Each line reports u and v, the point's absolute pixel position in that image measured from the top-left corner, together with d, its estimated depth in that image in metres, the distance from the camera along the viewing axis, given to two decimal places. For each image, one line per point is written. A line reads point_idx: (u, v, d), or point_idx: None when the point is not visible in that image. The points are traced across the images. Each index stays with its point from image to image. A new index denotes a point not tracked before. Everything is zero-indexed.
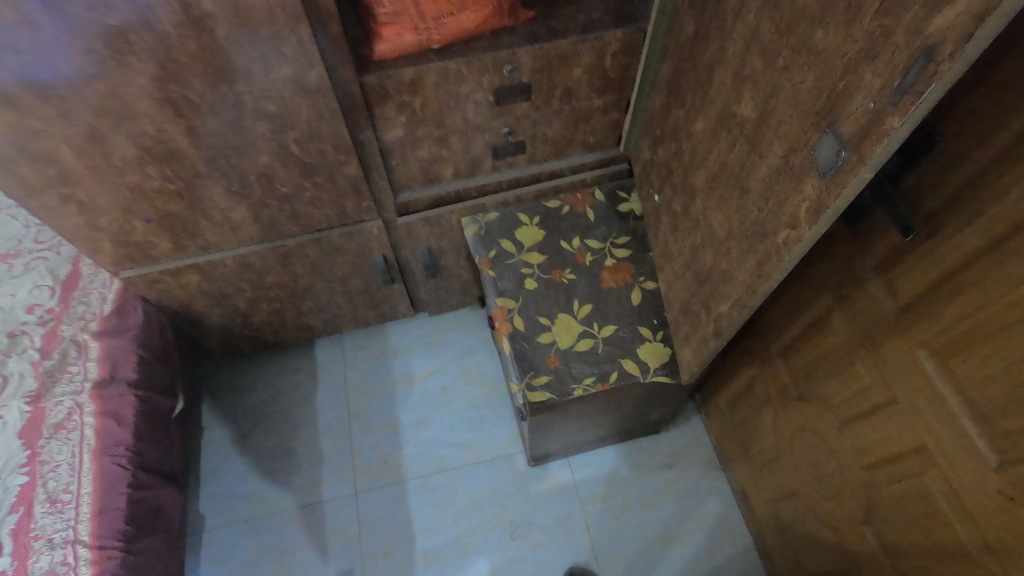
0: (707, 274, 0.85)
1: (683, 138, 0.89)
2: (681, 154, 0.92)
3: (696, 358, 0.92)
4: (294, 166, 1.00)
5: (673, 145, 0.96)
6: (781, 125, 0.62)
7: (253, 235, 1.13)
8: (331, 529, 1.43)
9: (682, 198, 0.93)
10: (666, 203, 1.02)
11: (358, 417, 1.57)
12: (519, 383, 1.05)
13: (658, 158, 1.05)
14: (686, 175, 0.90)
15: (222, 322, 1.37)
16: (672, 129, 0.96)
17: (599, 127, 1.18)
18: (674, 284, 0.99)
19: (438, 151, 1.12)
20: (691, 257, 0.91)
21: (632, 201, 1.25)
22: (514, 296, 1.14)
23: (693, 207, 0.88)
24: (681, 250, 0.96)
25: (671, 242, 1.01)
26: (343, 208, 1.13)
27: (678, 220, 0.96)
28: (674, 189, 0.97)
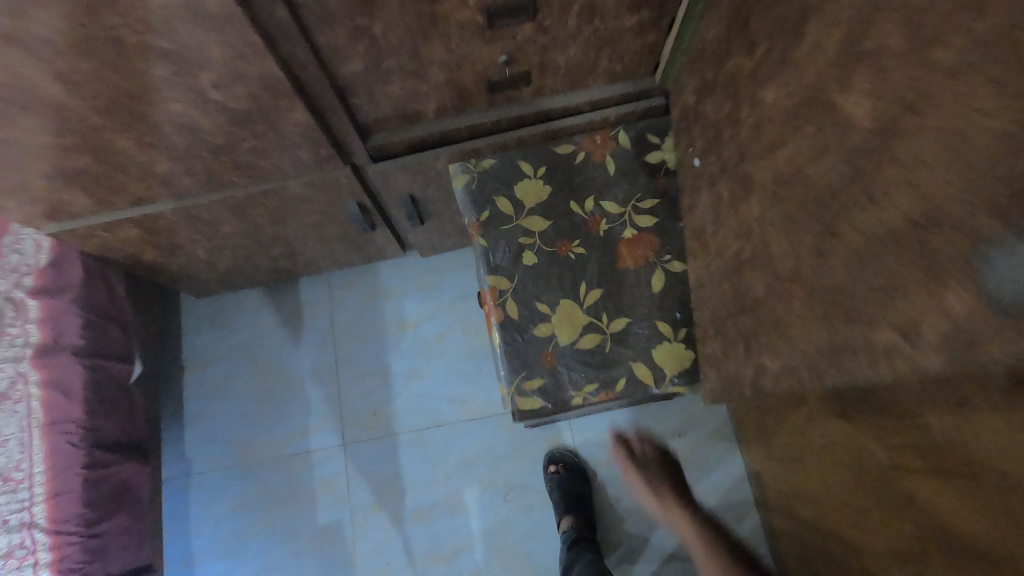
0: (779, 312, 0.67)
1: (753, 114, 0.64)
2: (747, 130, 0.67)
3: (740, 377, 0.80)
4: (220, 114, 0.77)
5: (738, 108, 0.69)
6: (949, 198, 0.42)
7: (191, 188, 0.92)
8: (318, 480, 1.39)
9: (742, 189, 0.70)
10: (716, 179, 0.77)
11: (346, 364, 1.47)
12: (510, 387, 0.89)
13: (709, 113, 0.78)
14: (753, 165, 0.67)
15: (184, 268, 1.21)
16: (737, 87, 0.69)
17: (631, 52, 0.87)
18: (722, 291, 0.79)
19: (414, 87, 0.85)
20: (757, 282, 0.70)
21: (666, 149, 0.98)
22: (510, 275, 0.94)
23: (763, 215, 0.66)
24: (734, 256, 0.74)
25: (716, 235, 0.78)
26: (297, 158, 0.90)
27: (736, 210, 0.72)
28: (728, 172, 0.72)
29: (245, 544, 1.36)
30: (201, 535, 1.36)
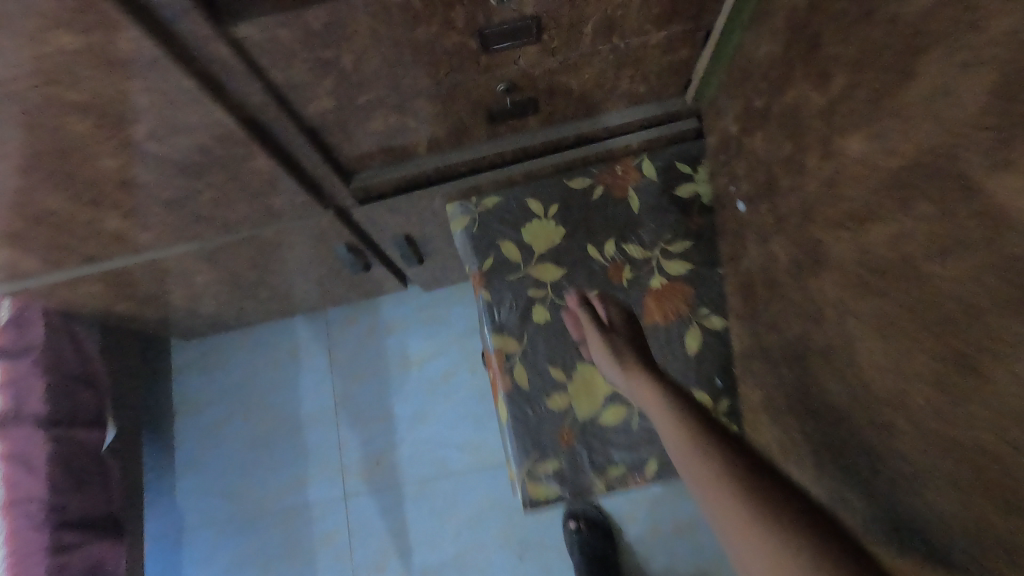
0: (853, 417, 0.53)
1: (843, 178, 0.52)
2: (827, 199, 0.54)
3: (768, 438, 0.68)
4: (167, 167, 0.64)
5: (816, 157, 0.55)
6: None
7: (151, 243, 0.81)
8: (318, 536, 1.28)
9: (815, 264, 0.56)
10: (772, 238, 0.63)
11: (345, 407, 1.35)
12: (519, 471, 0.76)
13: (762, 151, 0.64)
14: (834, 244, 0.54)
15: (162, 314, 1.11)
16: (814, 132, 0.55)
17: (657, 71, 0.73)
18: (778, 374, 0.64)
19: (399, 122, 0.72)
20: (819, 371, 0.57)
21: (699, 180, 0.83)
22: (518, 335, 0.81)
23: (849, 301, 0.52)
24: (796, 338, 0.60)
25: (772, 305, 0.64)
26: (269, 206, 0.78)
27: (805, 281, 0.58)
28: (795, 239, 0.59)
29: None
30: None
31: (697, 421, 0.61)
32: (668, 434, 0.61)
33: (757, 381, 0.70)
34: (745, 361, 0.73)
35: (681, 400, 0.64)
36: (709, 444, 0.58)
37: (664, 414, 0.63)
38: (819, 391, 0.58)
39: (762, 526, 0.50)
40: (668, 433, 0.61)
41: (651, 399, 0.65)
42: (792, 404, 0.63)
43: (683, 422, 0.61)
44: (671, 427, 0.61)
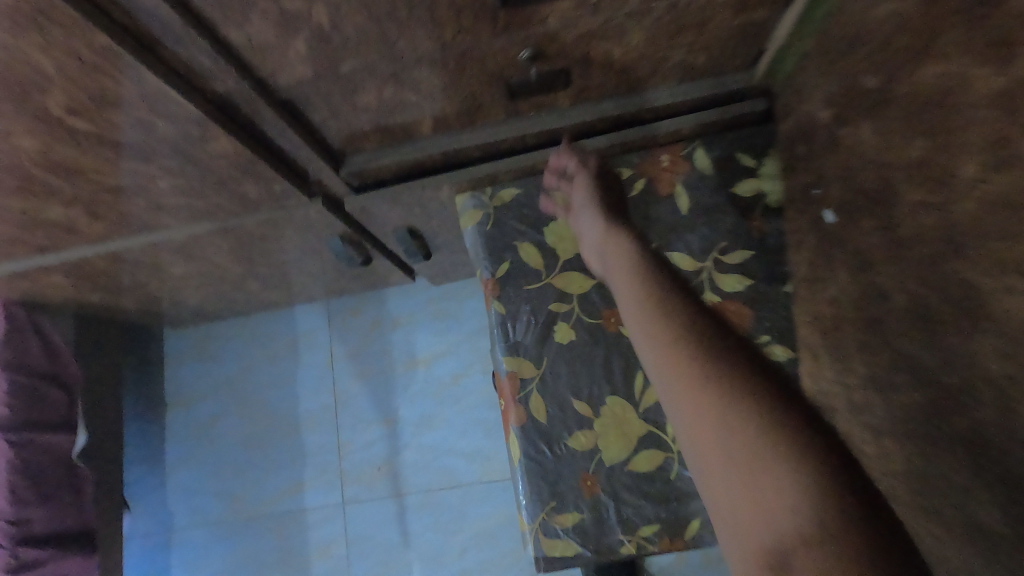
0: (997, 530, 0.39)
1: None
2: (1001, 236, 0.36)
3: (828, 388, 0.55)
4: (105, 149, 0.52)
5: (966, 163, 0.38)
6: None
7: (109, 234, 0.69)
8: (314, 545, 1.19)
9: (956, 313, 0.40)
10: (878, 266, 0.46)
11: (346, 406, 1.24)
12: (532, 522, 0.64)
13: (869, 147, 0.47)
14: (1004, 297, 0.36)
15: (142, 304, 1.00)
16: (976, 124, 0.38)
17: (724, 38, 0.57)
18: (878, 443, 0.49)
19: (396, 97, 0.58)
20: (952, 459, 0.42)
21: (766, 175, 0.67)
22: (536, 358, 0.67)
23: (1016, 375, 0.36)
24: (915, 407, 0.44)
25: (873, 357, 0.48)
26: (243, 195, 0.66)
27: (936, 336, 0.42)
28: (922, 274, 0.42)
29: None
30: None
31: (660, 281, 0.50)
32: (627, 294, 0.51)
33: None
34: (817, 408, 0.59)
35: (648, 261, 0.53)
36: (673, 304, 0.47)
37: (627, 277, 0.53)
38: (936, 474, 0.43)
39: (719, 387, 0.41)
40: (625, 295, 0.51)
41: (618, 262, 0.55)
42: (890, 478, 0.49)
43: (646, 283, 0.50)
44: (632, 288, 0.51)
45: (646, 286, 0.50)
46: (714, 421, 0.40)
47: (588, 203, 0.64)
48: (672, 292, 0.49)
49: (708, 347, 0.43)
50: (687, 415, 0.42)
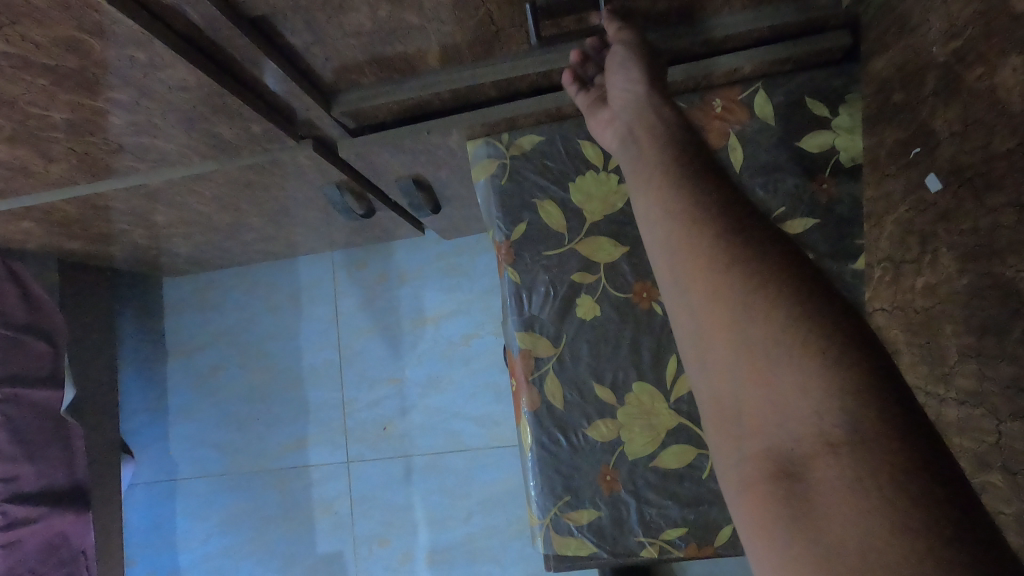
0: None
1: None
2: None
3: (921, 366, 0.44)
4: (35, 74, 0.42)
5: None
6: None
7: (69, 176, 0.60)
8: (317, 502, 1.17)
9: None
10: (1009, 255, 0.35)
11: (351, 363, 1.19)
12: (543, 517, 0.57)
13: (1013, 100, 0.35)
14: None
15: (128, 252, 0.93)
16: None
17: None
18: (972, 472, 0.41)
19: (394, 21, 0.47)
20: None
21: (841, 130, 0.56)
22: (555, 335, 0.59)
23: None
24: None
25: (984, 369, 0.38)
26: (217, 135, 0.56)
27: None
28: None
29: (236, 566, 1.17)
30: (189, 550, 1.19)
31: (683, 158, 0.42)
32: (646, 175, 0.43)
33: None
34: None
35: (674, 136, 0.44)
36: (694, 182, 0.40)
37: (647, 153, 0.44)
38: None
39: (745, 273, 0.35)
40: (643, 174, 0.43)
41: (638, 140, 0.46)
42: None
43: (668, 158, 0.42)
44: (651, 166, 0.43)
45: (667, 164, 0.42)
46: (731, 315, 0.35)
47: (622, 60, 0.49)
48: (696, 169, 0.41)
49: (733, 231, 0.36)
50: (699, 305, 0.36)
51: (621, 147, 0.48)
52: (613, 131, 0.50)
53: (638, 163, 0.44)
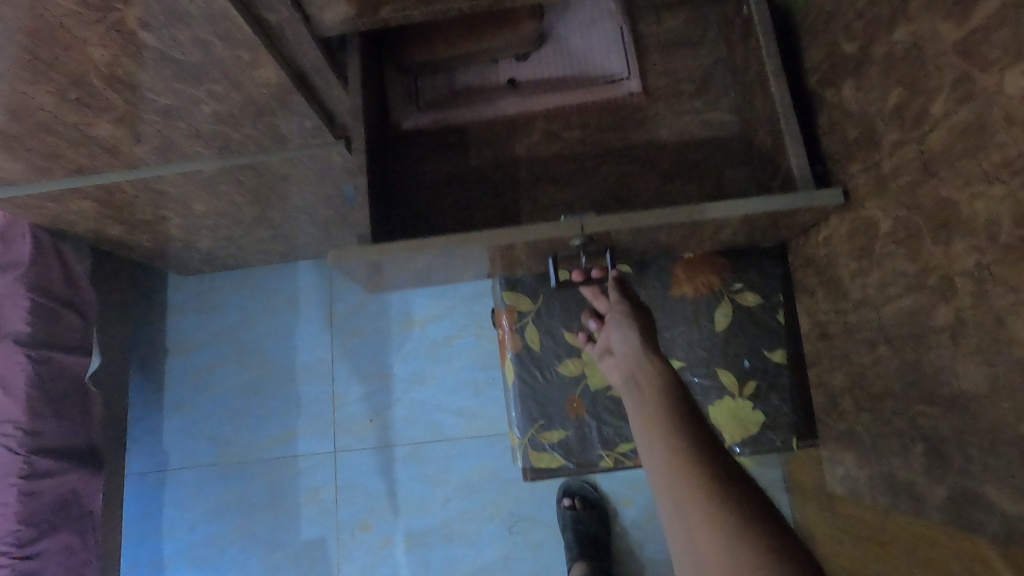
0: (979, 393, 0.48)
1: (990, 125, 0.43)
2: (971, 152, 0.45)
3: (833, 292, 0.66)
4: (166, 67, 0.58)
5: (940, 102, 0.47)
6: None
7: (143, 157, 0.75)
8: (303, 491, 1.25)
9: (942, 228, 0.49)
10: (867, 202, 0.57)
11: (342, 359, 1.30)
12: (522, 437, 0.71)
13: (850, 106, 0.58)
14: (975, 202, 0.46)
15: (155, 243, 1.05)
16: (947, 72, 0.46)
17: (753, 226, 0.65)
18: (873, 352, 0.60)
19: (440, 250, 0.65)
20: (946, 352, 0.51)
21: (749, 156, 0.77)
22: (534, 294, 0.74)
23: (992, 264, 0.45)
24: (901, 317, 0.56)
25: (863, 276, 0.60)
26: (274, 127, 0.72)
27: (920, 249, 0.52)
28: (906, 200, 0.52)
29: (220, 555, 1.23)
30: (173, 539, 1.24)
31: (730, 496, 0.44)
32: (697, 519, 0.44)
33: (840, 359, 0.66)
34: (823, 336, 0.69)
35: (709, 461, 0.47)
36: (749, 532, 0.41)
37: (690, 485, 0.46)
38: (921, 365, 0.54)
39: (723, 505, 0.43)
40: (695, 518, 0.44)
41: (668, 460, 0.48)
42: (883, 377, 0.59)
43: (715, 500, 0.44)
44: (701, 509, 0.44)
45: (718, 510, 0.43)
46: (715, 537, 0.42)
47: (620, 323, 0.63)
48: (749, 512, 0.43)
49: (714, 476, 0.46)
50: (693, 528, 0.44)
51: (648, 459, 0.50)
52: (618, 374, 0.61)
53: (677, 496, 0.46)
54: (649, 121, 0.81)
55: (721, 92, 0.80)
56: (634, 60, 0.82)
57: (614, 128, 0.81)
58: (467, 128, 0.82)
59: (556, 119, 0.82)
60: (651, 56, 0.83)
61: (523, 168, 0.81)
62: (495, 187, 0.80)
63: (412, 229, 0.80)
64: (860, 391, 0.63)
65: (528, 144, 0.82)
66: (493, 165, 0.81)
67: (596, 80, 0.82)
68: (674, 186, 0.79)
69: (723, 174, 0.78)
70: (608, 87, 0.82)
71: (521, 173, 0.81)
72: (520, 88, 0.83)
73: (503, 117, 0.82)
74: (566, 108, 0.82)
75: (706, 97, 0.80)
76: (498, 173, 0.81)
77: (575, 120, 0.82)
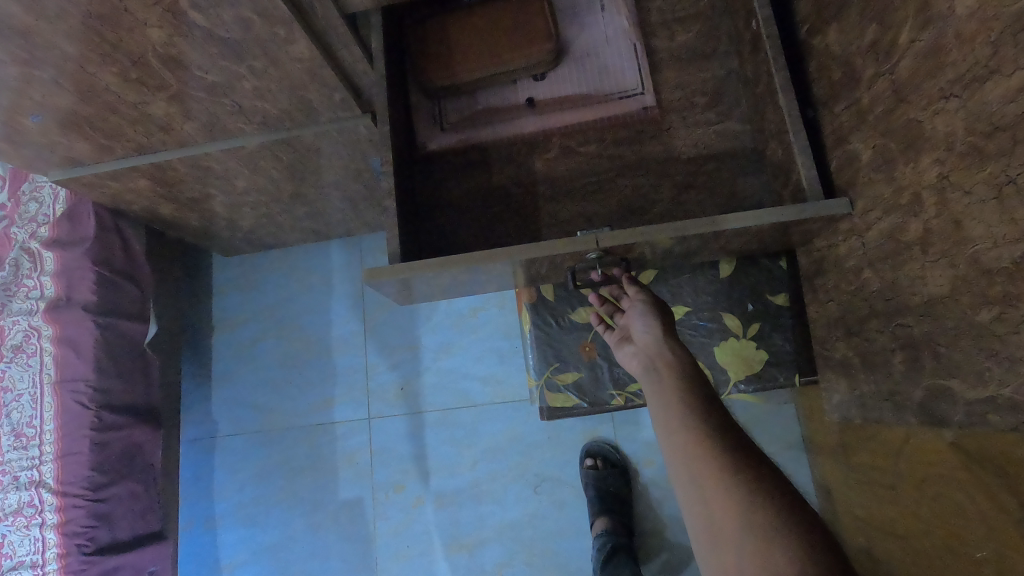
0: (942, 295, 0.53)
1: (945, 49, 0.47)
2: (929, 76, 0.49)
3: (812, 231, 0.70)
4: (212, 45, 0.65)
5: (905, 33, 0.51)
6: None
7: (192, 134, 0.83)
8: (340, 454, 1.33)
9: (911, 147, 0.53)
10: (851, 137, 0.61)
11: (374, 332, 1.37)
12: (539, 379, 0.79)
13: (835, 49, 0.61)
14: (935, 119, 0.49)
15: (202, 222, 1.14)
16: (907, 5, 0.50)
17: (763, 233, 0.68)
18: (859, 278, 0.64)
19: (468, 270, 0.71)
20: (918, 264, 0.55)
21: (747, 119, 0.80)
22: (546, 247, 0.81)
23: (952, 172, 0.49)
24: (879, 239, 0.59)
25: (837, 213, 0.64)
26: (308, 101, 0.79)
27: (893, 171, 0.55)
28: (883, 129, 0.56)
29: (266, 514, 1.32)
30: (223, 499, 1.34)
31: (743, 472, 0.48)
32: (712, 491, 0.48)
33: (833, 292, 0.70)
34: (817, 272, 0.72)
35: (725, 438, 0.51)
36: (760, 504, 0.45)
37: (706, 461, 0.49)
38: (899, 281, 0.58)
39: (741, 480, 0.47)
40: (710, 487, 0.48)
41: (685, 439, 0.52)
42: (868, 299, 0.63)
43: (728, 474, 0.48)
44: (716, 482, 0.48)
45: (730, 481, 0.48)
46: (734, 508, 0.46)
47: (642, 312, 0.66)
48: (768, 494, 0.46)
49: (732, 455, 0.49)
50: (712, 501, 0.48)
51: (665, 438, 0.54)
52: (637, 360, 0.64)
53: (694, 470, 0.50)
54: (664, 134, 0.82)
55: (734, 103, 0.81)
56: (648, 75, 0.83)
57: (630, 142, 0.83)
58: (489, 148, 0.85)
59: (574, 135, 0.84)
60: (665, 68, 0.83)
61: (543, 184, 0.84)
62: (516, 206, 0.83)
63: (437, 246, 0.83)
64: (852, 315, 0.67)
65: (547, 161, 0.84)
66: (514, 183, 0.84)
67: (612, 96, 0.83)
68: (688, 197, 0.81)
69: (736, 184, 0.80)
70: (622, 104, 0.83)
71: (541, 189, 0.83)
72: (538, 106, 0.84)
73: (522, 136, 0.84)
74: (582, 124, 0.84)
75: (719, 109, 0.81)
76: (519, 190, 0.84)
77: (592, 136, 0.84)
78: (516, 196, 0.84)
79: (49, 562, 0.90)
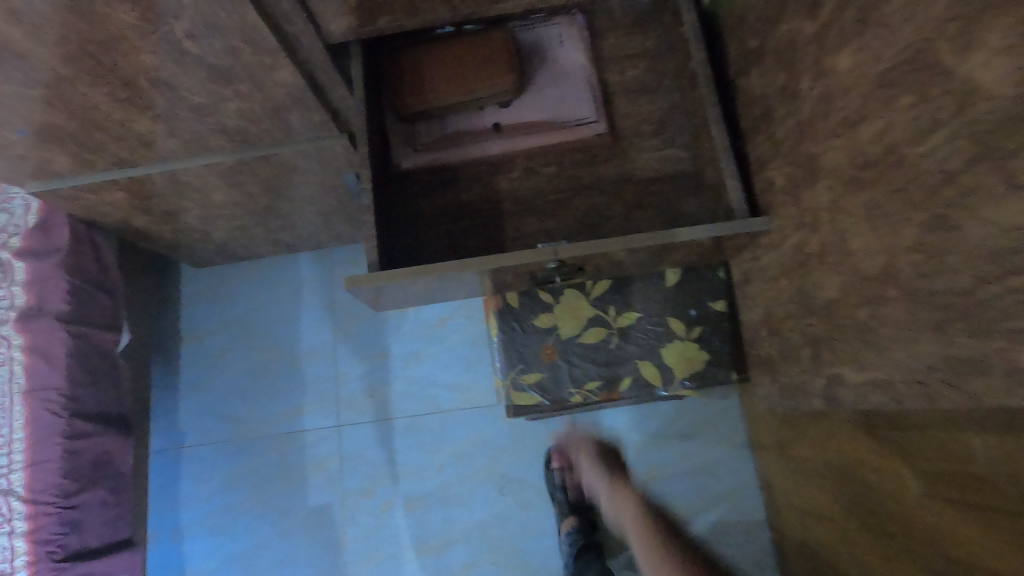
0: (836, 298, 0.63)
1: (833, 96, 0.57)
2: (822, 117, 0.59)
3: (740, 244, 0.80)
4: (201, 70, 0.70)
5: (806, 80, 0.61)
6: None
7: (173, 150, 0.87)
8: (309, 461, 1.35)
9: (811, 175, 0.63)
10: (769, 165, 0.70)
11: (344, 341, 1.41)
12: (506, 379, 0.87)
13: (755, 90, 0.71)
14: (827, 153, 0.59)
15: (174, 234, 1.17)
16: (807, 58, 0.60)
17: (701, 246, 0.77)
18: (779, 285, 0.74)
19: (440, 278, 0.77)
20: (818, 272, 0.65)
21: (687, 145, 0.90)
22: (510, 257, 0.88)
23: (840, 198, 0.59)
24: (794, 252, 0.69)
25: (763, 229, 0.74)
26: (287, 122, 0.84)
27: (801, 195, 0.65)
28: (791, 159, 0.66)
29: (234, 522, 1.34)
30: (190, 510, 1.34)
31: None
32: None
33: (761, 299, 0.79)
34: (748, 282, 0.82)
35: None
36: None
37: None
38: (808, 288, 0.68)
39: None
40: None
41: None
42: (787, 304, 0.73)
43: None
44: None
45: None
46: None
47: None
48: None
49: None
50: None
51: None
52: None
53: None
54: (616, 157, 0.91)
55: (676, 131, 0.91)
56: (601, 104, 0.92)
57: (586, 164, 0.91)
58: (458, 168, 0.92)
59: (535, 157, 0.92)
60: (616, 99, 0.93)
61: (507, 202, 0.91)
62: (483, 222, 0.90)
63: (409, 257, 0.89)
64: (777, 319, 0.76)
65: (511, 180, 0.92)
66: (481, 200, 0.91)
67: (569, 123, 0.92)
68: (638, 214, 0.89)
69: (679, 203, 0.89)
70: (578, 129, 0.91)
71: (505, 206, 0.91)
72: (503, 131, 0.92)
73: (488, 157, 0.92)
74: (542, 148, 0.92)
75: (663, 135, 0.91)
76: (486, 206, 0.91)
77: (552, 158, 0.92)
78: (484, 213, 0.91)
79: (18, 570, 0.90)
